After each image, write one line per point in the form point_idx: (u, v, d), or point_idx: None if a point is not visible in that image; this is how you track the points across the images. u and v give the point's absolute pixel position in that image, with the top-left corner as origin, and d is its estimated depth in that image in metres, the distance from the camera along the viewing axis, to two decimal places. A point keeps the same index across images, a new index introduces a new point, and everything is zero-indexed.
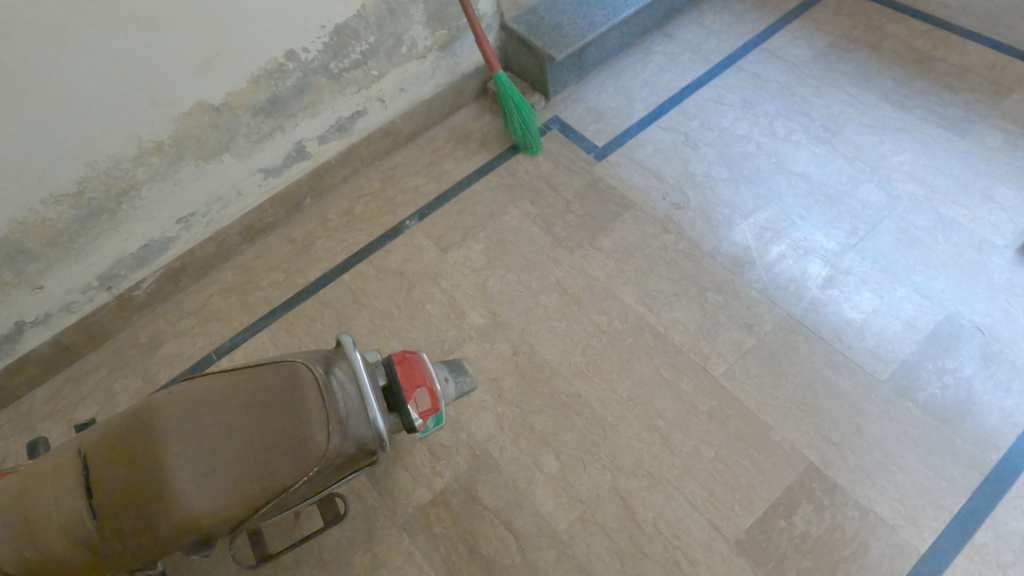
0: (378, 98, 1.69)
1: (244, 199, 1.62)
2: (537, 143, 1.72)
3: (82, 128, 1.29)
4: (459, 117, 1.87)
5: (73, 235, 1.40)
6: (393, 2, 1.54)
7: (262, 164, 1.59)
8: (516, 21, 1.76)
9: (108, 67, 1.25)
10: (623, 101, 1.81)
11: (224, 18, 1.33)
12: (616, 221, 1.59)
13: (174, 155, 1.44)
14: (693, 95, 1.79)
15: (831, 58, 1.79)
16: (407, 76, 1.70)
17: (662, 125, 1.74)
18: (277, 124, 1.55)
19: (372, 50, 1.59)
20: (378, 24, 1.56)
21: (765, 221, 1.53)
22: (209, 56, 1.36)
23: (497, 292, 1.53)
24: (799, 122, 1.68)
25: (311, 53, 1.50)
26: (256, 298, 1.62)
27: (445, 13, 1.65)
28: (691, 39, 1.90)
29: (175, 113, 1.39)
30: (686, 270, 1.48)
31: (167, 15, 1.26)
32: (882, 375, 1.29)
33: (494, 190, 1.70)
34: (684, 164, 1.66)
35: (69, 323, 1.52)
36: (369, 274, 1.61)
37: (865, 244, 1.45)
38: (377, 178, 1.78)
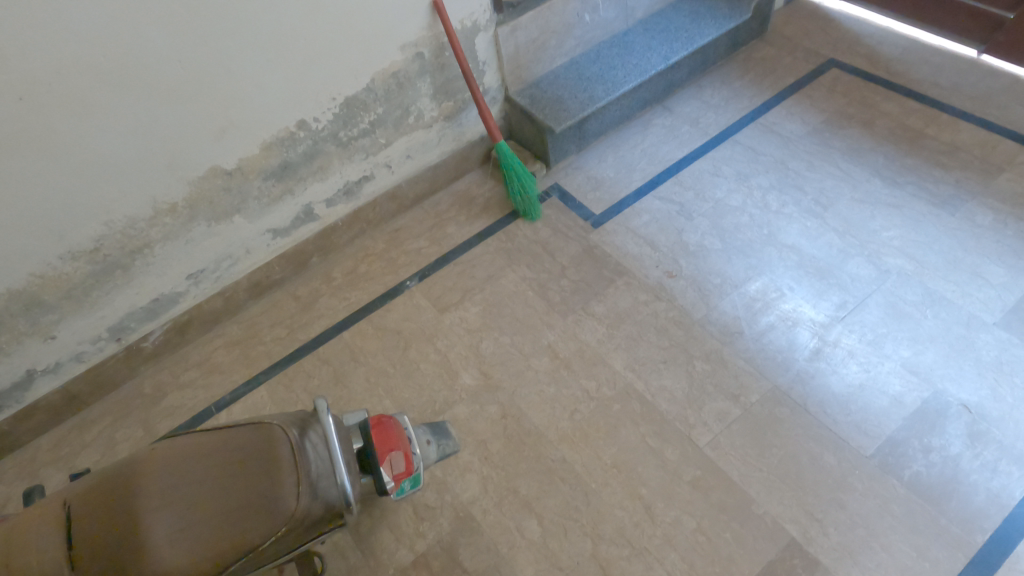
0: (385, 164, 1.77)
1: (253, 257, 1.70)
2: (536, 209, 1.78)
3: (102, 190, 1.38)
4: (463, 183, 1.94)
5: (87, 289, 1.48)
6: (401, 77, 1.64)
7: (271, 225, 1.67)
8: (519, 94, 1.85)
9: (129, 136, 1.35)
10: (622, 170, 1.87)
11: (240, 91, 1.43)
12: (609, 287, 1.63)
13: (188, 216, 1.53)
14: (690, 166, 1.85)
15: (825, 134, 1.84)
16: (414, 144, 1.79)
17: (658, 195, 1.80)
18: (287, 188, 1.64)
19: (380, 120, 1.68)
20: (386, 96, 1.65)
21: (755, 292, 1.55)
22: (224, 125, 1.45)
23: (490, 354, 1.56)
24: (791, 195, 1.72)
25: (321, 123, 1.59)
26: (258, 352, 1.67)
27: (451, 86, 1.75)
28: (690, 113, 1.98)
29: (190, 177, 1.47)
30: (676, 338, 1.51)
31: (186, 89, 1.36)
32: (867, 450, 1.28)
33: (492, 253, 1.76)
34: (678, 234, 1.70)
35: (78, 371, 1.59)
36: (368, 333, 1.66)
37: (854, 317, 1.46)
38: (382, 239, 1.85)
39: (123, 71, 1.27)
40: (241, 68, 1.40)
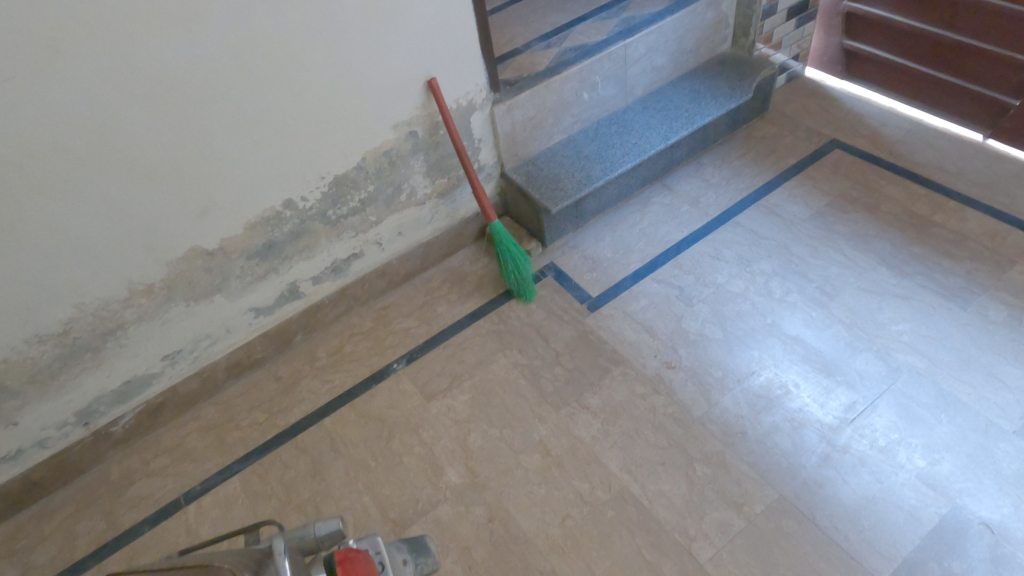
0: (375, 241, 1.71)
1: (233, 336, 1.62)
2: (531, 290, 1.72)
3: (74, 272, 1.32)
4: (456, 259, 1.88)
5: (54, 373, 1.41)
6: (393, 155, 1.60)
7: (253, 304, 1.60)
8: (515, 171, 1.81)
9: (105, 217, 1.30)
10: (619, 250, 1.82)
11: (223, 170, 1.38)
12: (605, 377, 1.55)
13: (164, 297, 1.46)
14: (690, 248, 1.79)
15: (828, 217, 1.79)
16: (405, 221, 1.73)
17: (657, 278, 1.74)
18: (272, 267, 1.58)
19: (371, 198, 1.64)
20: (378, 175, 1.61)
21: (759, 388, 1.47)
22: (206, 205, 1.40)
23: (478, 449, 1.47)
24: (795, 282, 1.66)
25: (310, 202, 1.54)
26: (233, 438, 1.58)
27: (445, 163, 1.71)
28: (690, 192, 1.93)
29: (168, 258, 1.41)
30: (675, 436, 1.42)
31: (166, 169, 1.32)
32: (882, 573, 1.18)
33: (484, 336, 1.68)
34: (678, 320, 1.63)
35: (41, 458, 1.49)
36: (350, 420, 1.57)
37: (864, 420, 1.38)
38: (370, 317, 1.78)
39: (99, 153, 1.23)
40: (224, 147, 1.36)
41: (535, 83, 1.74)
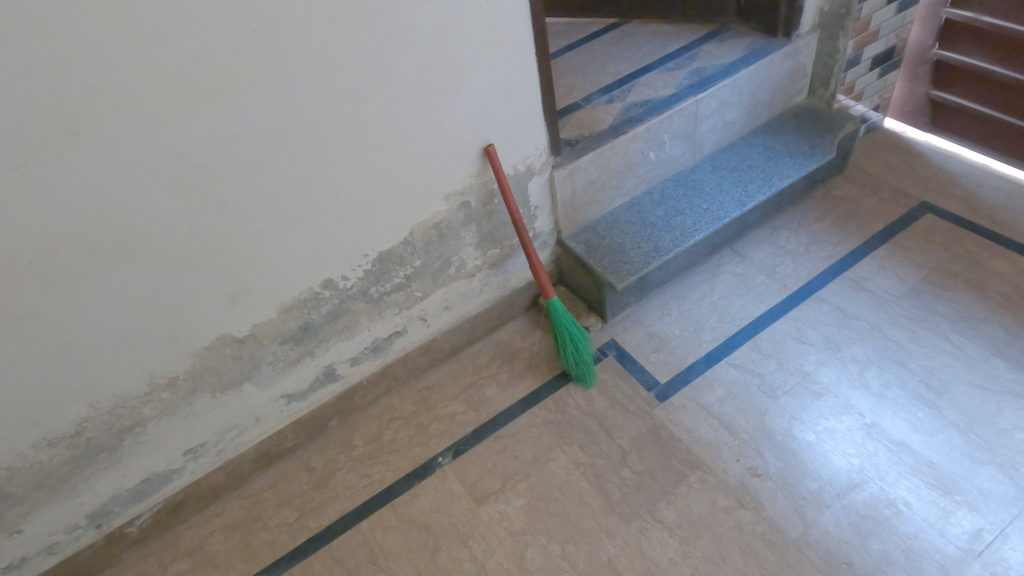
0: (420, 317, 1.55)
1: (263, 425, 1.46)
2: (591, 375, 1.54)
3: (88, 370, 1.17)
4: (506, 332, 1.71)
5: (63, 476, 1.25)
6: (443, 227, 1.44)
7: (286, 390, 1.44)
8: (574, 239, 1.64)
9: (124, 310, 1.14)
10: (689, 328, 1.63)
11: (257, 252, 1.23)
12: (680, 484, 1.36)
13: (188, 389, 1.30)
14: (769, 327, 1.60)
15: (927, 295, 1.59)
16: (453, 295, 1.57)
17: (732, 362, 1.55)
18: (307, 350, 1.42)
19: (417, 272, 1.47)
20: (426, 248, 1.44)
21: (863, 506, 1.27)
22: (237, 290, 1.24)
23: (537, 568, 1.29)
24: (895, 373, 1.46)
25: (351, 280, 1.38)
26: (260, 541, 1.41)
27: (499, 233, 1.54)
28: (764, 260, 1.75)
29: (193, 348, 1.26)
30: (767, 563, 1.23)
31: (195, 256, 1.16)
32: None
33: (539, 427, 1.51)
34: (761, 416, 1.44)
35: (48, 564, 1.34)
36: (391, 524, 1.40)
37: (994, 553, 1.18)
38: (412, 399, 1.61)
39: (119, 242, 1.08)
40: (260, 229, 1.20)
41: (598, 144, 1.57)
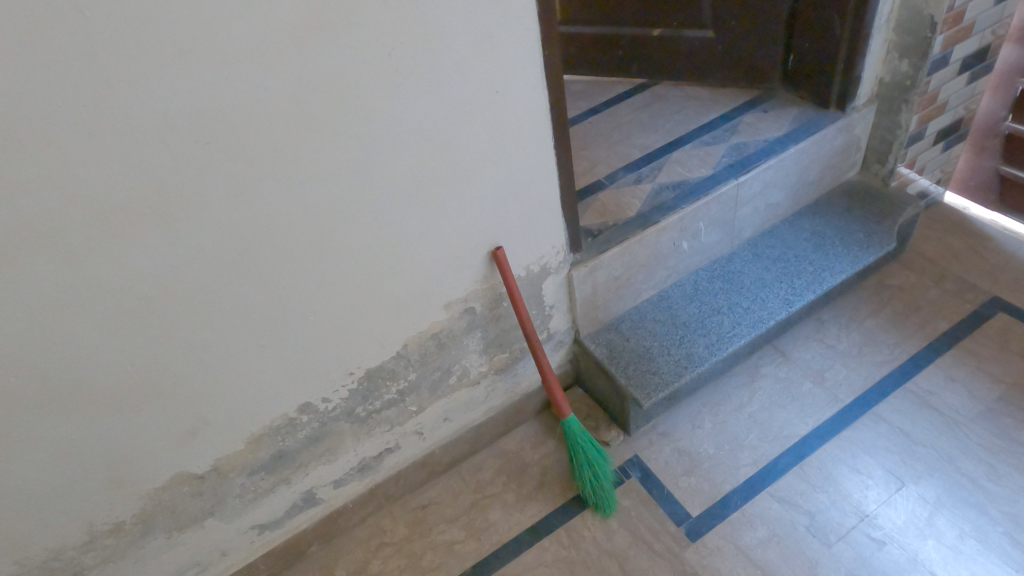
0: (415, 432, 1.35)
1: (230, 558, 1.26)
2: (611, 504, 1.33)
3: (13, 526, 0.98)
4: (514, 440, 1.50)
5: None
6: (443, 336, 1.24)
7: (257, 521, 1.24)
8: (594, 339, 1.44)
9: (52, 459, 0.96)
10: (724, 445, 1.42)
11: (220, 383, 1.04)
12: None
13: (139, 532, 1.11)
14: (818, 450, 1.38)
15: (1004, 418, 1.36)
16: (454, 405, 1.37)
17: (776, 493, 1.33)
18: (281, 477, 1.22)
19: (412, 386, 1.27)
20: (422, 360, 1.25)
21: None
22: (196, 425, 1.06)
23: None
24: (972, 521, 1.23)
25: (333, 401, 1.18)
26: None
27: (507, 336, 1.34)
28: (811, 362, 1.53)
29: (143, 490, 1.07)
30: None
31: (142, 394, 0.98)
32: None
33: (549, 566, 1.29)
34: (812, 568, 1.22)
35: None
36: None
37: None
38: (404, 521, 1.40)
39: (42, 386, 0.90)
40: (221, 357, 1.01)
41: (624, 236, 1.37)
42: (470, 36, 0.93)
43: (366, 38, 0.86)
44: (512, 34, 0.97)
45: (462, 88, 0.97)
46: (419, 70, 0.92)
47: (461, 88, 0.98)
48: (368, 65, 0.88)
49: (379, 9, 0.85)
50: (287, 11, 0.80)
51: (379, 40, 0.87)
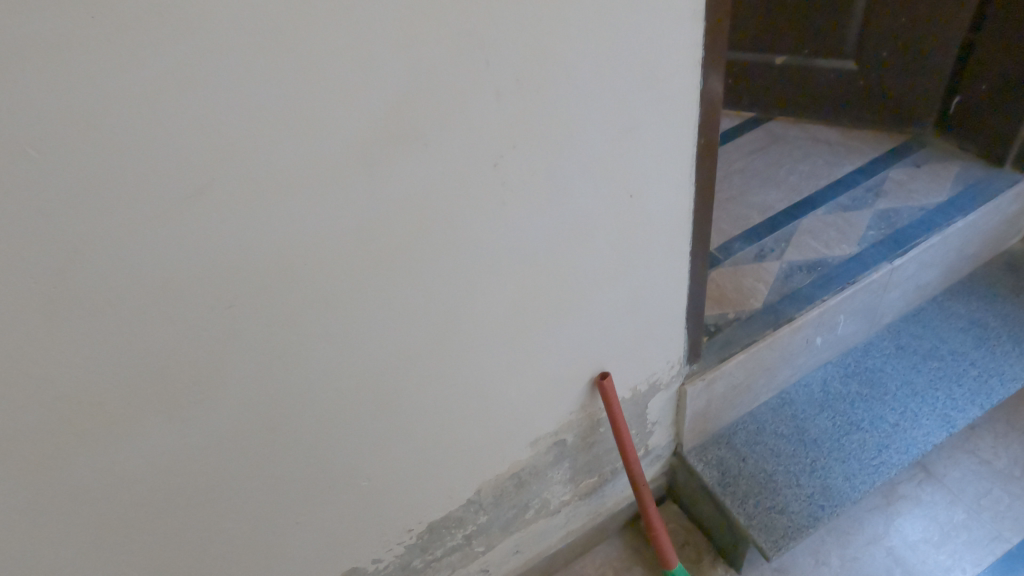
0: (479, 571, 1.09)
1: None
2: None
3: None
4: (593, 565, 1.23)
5: None
6: (525, 473, 0.97)
7: None
8: (700, 456, 1.16)
9: None
10: None
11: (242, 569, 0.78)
12: None
13: None
14: None
15: None
16: (528, 538, 1.10)
17: None
18: None
19: (482, 527, 1.01)
20: (497, 501, 0.98)
21: None
22: None
23: None
24: None
25: (385, 560, 0.92)
26: None
27: (600, 460, 1.07)
28: (963, 484, 1.24)
29: None
30: None
31: None
32: None
33: None
34: None
35: None
36: None
37: None
38: None
39: None
40: (245, 542, 0.75)
41: (749, 335, 1.09)
42: (606, 129, 0.65)
43: (466, 143, 0.58)
44: (664, 121, 0.68)
45: (585, 195, 0.69)
46: (535, 180, 0.64)
47: (586, 196, 0.69)
48: (468, 183, 0.61)
49: (491, 108, 0.57)
50: (361, 118, 0.53)
51: (487, 146, 0.59)
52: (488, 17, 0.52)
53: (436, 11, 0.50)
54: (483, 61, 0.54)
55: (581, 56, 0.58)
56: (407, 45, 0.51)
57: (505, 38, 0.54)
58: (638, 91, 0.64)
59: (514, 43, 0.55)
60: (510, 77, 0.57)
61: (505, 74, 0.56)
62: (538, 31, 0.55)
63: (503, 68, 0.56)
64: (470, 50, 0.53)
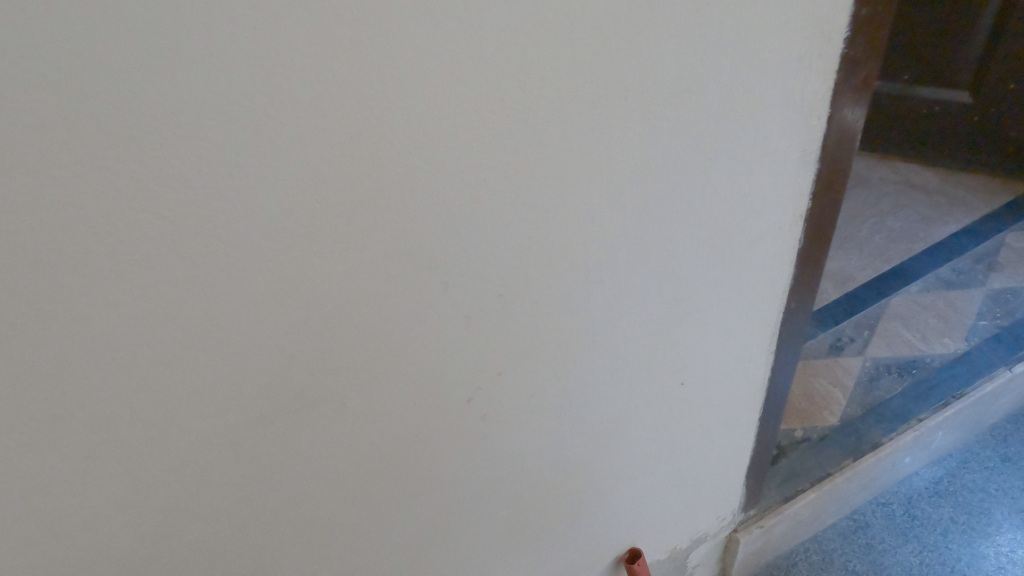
0: None
1: None
2: None
3: None
4: None
5: None
6: None
7: None
8: None
9: None
10: None
11: None
12: None
13: None
14: None
15: None
16: None
17: None
18: None
19: None
20: None
21: None
22: None
23: None
24: None
25: None
26: None
27: None
28: None
29: None
30: None
31: None
32: None
33: None
34: None
35: None
36: None
37: None
38: None
39: None
40: None
41: (824, 461, 0.84)
42: (647, 316, 0.41)
43: (413, 376, 0.35)
44: (738, 297, 0.44)
45: (610, 396, 0.45)
46: (531, 407, 0.42)
47: (612, 400, 0.46)
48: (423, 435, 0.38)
49: (456, 339, 0.35)
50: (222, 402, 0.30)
51: (452, 371, 0.36)
52: (443, 219, 0.29)
53: (327, 189, 0.26)
54: (361, 133, 0.25)
55: (609, 233, 0.34)
56: (281, 255, 0.27)
57: (379, 66, 0.24)
58: (702, 263, 0.40)
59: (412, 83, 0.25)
60: (431, 151, 0.27)
61: (477, 274, 0.32)
62: (452, 47, 0.25)
63: (407, 131, 0.26)
64: (411, 255, 0.30)
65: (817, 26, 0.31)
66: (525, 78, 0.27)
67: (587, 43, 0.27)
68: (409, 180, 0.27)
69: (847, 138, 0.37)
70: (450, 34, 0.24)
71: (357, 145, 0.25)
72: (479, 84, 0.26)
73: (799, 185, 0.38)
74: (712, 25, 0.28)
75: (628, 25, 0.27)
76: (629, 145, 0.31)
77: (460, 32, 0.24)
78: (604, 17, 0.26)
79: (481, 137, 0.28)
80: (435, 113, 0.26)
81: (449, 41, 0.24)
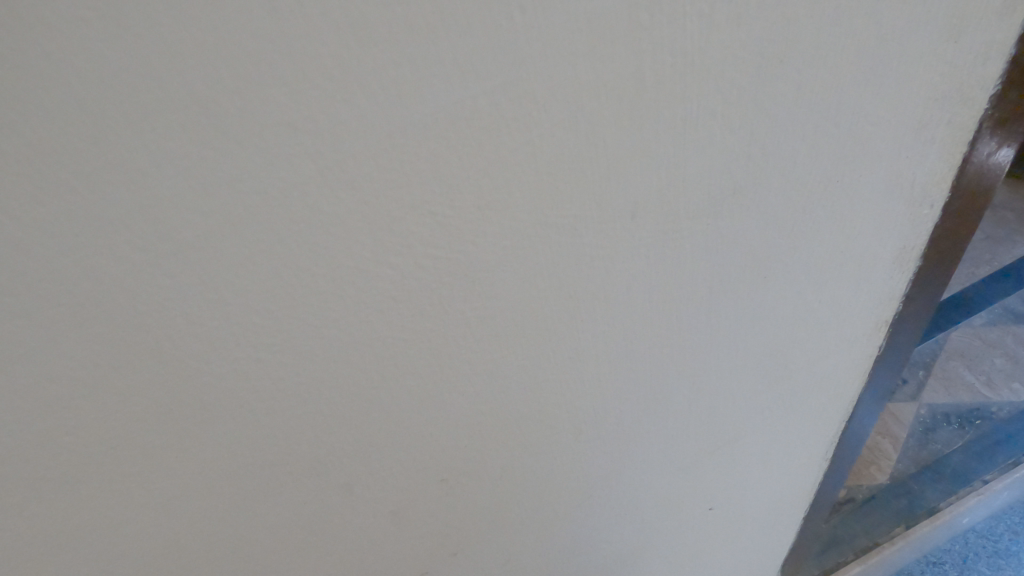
0: None
1: None
2: None
3: None
4: None
5: None
6: None
7: None
8: None
9: None
10: None
11: None
12: None
13: None
14: None
15: None
16: None
17: None
18: None
19: None
20: None
21: None
22: None
23: None
24: None
25: None
26: None
27: None
28: None
29: None
30: None
31: None
32: None
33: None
34: None
35: None
36: None
37: None
38: None
39: None
40: None
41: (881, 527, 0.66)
42: (638, 446, 0.27)
43: None
44: (792, 422, 0.32)
45: (566, 554, 0.30)
46: None
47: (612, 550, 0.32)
48: None
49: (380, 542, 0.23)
50: None
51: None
52: (336, 441, 0.17)
53: (8, 390, 0.13)
54: (47, 273, 0.11)
55: (582, 362, 0.21)
56: None
57: (57, 129, 0.10)
58: (729, 370, 0.26)
59: (160, 173, 0.11)
60: (239, 291, 0.13)
61: (348, 459, 0.19)
62: (247, 94, 0.10)
63: (166, 262, 0.12)
64: (254, 467, 0.17)
65: (979, 32, 0.18)
66: (484, 215, 0.14)
67: (579, 92, 0.13)
68: (200, 364, 0.14)
69: (986, 191, 0.23)
70: (240, 73, 0.10)
71: (81, 313, 0.12)
72: (366, 193, 0.12)
73: (888, 262, 0.25)
74: (812, 40, 0.15)
75: (667, 70, 0.14)
76: (632, 242, 0.17)
77: (271, 69, 0.10)
78: (627, 61, 0.13)
79: (395, 323, 0.15)
80: (296, 308, 0.14)
81: (244, 88, 0.10)
